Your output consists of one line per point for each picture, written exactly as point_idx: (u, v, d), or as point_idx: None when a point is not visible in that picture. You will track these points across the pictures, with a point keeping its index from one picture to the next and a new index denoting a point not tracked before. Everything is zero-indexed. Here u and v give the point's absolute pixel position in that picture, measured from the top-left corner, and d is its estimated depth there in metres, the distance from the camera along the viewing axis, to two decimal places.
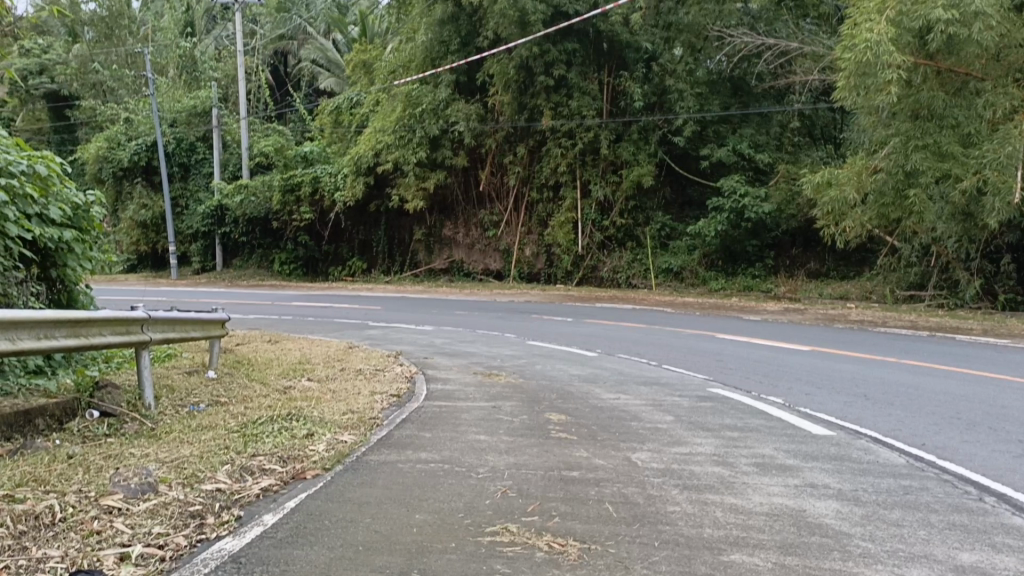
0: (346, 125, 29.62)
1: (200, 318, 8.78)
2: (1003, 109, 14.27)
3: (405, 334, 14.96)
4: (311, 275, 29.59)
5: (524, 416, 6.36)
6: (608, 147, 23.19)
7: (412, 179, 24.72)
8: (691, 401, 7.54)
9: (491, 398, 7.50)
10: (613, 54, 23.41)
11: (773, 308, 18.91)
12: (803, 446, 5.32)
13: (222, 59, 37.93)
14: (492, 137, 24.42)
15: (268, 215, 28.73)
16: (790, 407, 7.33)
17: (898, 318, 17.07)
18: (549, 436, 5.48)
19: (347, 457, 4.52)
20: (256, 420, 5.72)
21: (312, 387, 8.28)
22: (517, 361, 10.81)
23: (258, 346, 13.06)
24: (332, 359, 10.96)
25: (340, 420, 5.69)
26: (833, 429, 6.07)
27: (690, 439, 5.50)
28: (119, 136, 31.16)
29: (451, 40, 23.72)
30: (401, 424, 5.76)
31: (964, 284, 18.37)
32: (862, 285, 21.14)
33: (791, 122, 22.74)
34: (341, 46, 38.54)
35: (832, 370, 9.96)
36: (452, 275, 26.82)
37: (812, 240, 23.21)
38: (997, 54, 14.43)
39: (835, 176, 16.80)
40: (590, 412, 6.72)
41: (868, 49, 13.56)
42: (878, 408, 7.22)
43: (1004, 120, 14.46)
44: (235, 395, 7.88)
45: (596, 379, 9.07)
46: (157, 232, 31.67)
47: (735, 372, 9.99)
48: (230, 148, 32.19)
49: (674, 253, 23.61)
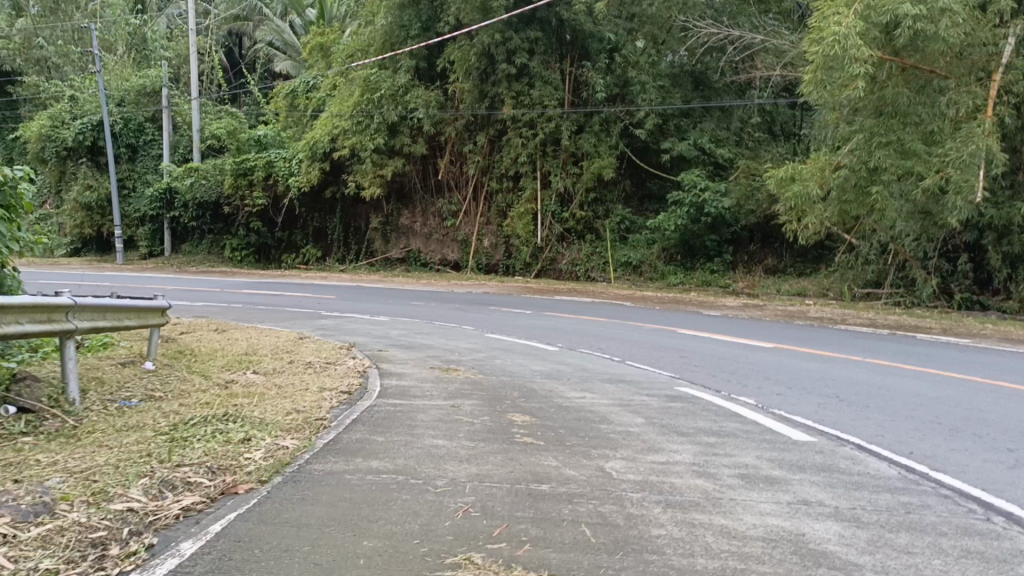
0: (301, 109, 28.69)
1: (135, 305, 8.09)
2: (966, 108, 14.17)
3: (360, 325, 14.34)
4: (263, 262, 28.59)
5: (485, 417, 5.87)
6: (569, 138, 22.70)
7: (369, 166, 24.01)
8: (660, 401, 7.15)
9: (449, 396, 7.00)
10: (576, 44, 22.95)
11: (733, 304, 18.74)
12: (787, 454, 4.96)
13: (174, 37, 36.52)
14: (452, 125, 23.84)
15: (219, 200, 27.70)
16: (763, 408, 7.01)
17: (858, 316, 17.00)
18: (514, 441, 5.01)
19: (287, 466, 3.98)
20: (188, 421, 5.11)
21: (257, 382, 7.67)
22: (476, 355, 10.32)
23: (202, 335, 12.33)
24: (280, 351, 10.32)
25: (285, 422, 5.12)
26: (814, 435, 5.74)
27: (665, 445, 5.09)
28: (63, 115, 29.73)
29: (411, 24, 23.08)
30: (350, 427, 5.21)
31: (920, 283, 18.40)
32: (819, 282, 21.07)
33: (752, 117, 22.63)
34: (297, 28, 37.30)
35: (802, 369, 9.69)
36: (408, 264, 26.14)
37: (770, 236, 23.06)
38: (961, 52, 14.29)
39: (799, 171, 16.53)
40: (555, 413, 6.26)
41: (836, 42, 13.34)
42: (853, 411, 6.93)
43: (967, 118, 14.35)
44: (172, 389, 7.23)
45: (559, 376, 8.63)
46: (102, 215, 30.24)
47: (700, 369, 9.65)
48: (181, 130, 30.96)
49: (633, 246, 23.28)
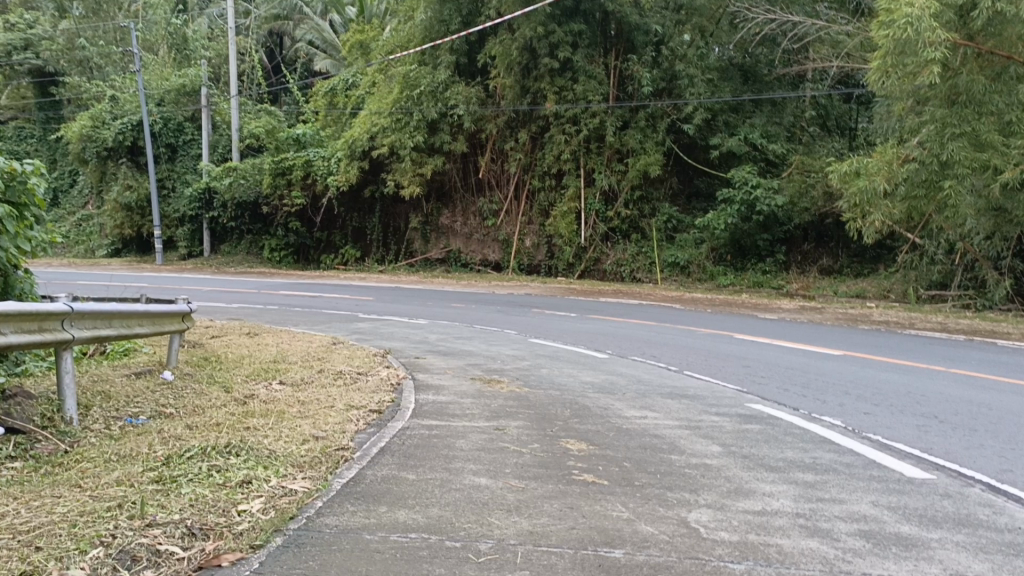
0: (340, 107, 28.20)
1: (150, 311, 7.41)
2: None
3: (397, 329, 13.59)
4: (302, 262, 28.13)
5: (535, 446, 5.02)
6: (613, 134, 21.72)
7: (407, 164, 23.33)
8: (734, 423, 6.21)
9: (493, 415, 6.17)
10: (621, 37, 21.99)
11: (789, 307, 17.57)
12: (907, 500, 4.03)
13: (215, 37, 36.32)
14: (493, 121, 23.05)
15: (258, 199, 27.34)
16: (855, 432, 6.02)
17: (927, 320, 15.73)
18: (571, 480, 4.15)
19: (292, 521, 3.20)
20: (186, 451, 4.32)
21: (279, 397, 6.91)
22: (519, 364, 9.47)
23: (231, 340, 11.68)
24: (310, 359, 9.58)
25: (300, 455, 4.31)
26: (931, 471, 4.76)
27: (757, 486, 4.20)
28: (104, 115, 29.60)
29: (451, 20, 22.49)
30: (378, 459, 4.41)
31: (992, 284, 17.03)
32: (880, 283, 19.79)
33: (806, 109, 21.63)
34: (337, 27, 36.95)
35: (885, 383, 8.64)
36: (448, 265, 25.39)
37: (826, 234, 21.80)
38: None
39: (865, 165, 15.04)
40: (617, 439, 5.37)
41: (909, 25, 12.12)
42: (962, 437, 5.90)
43: None
44: (186, 405, 6.53)
45: (613, 390, 7.72)
46: (142, 216, 30.00)
47: (770, 382, 8.65)
48: (220, 130, 30.68)
49: (680, 246, 22.16)
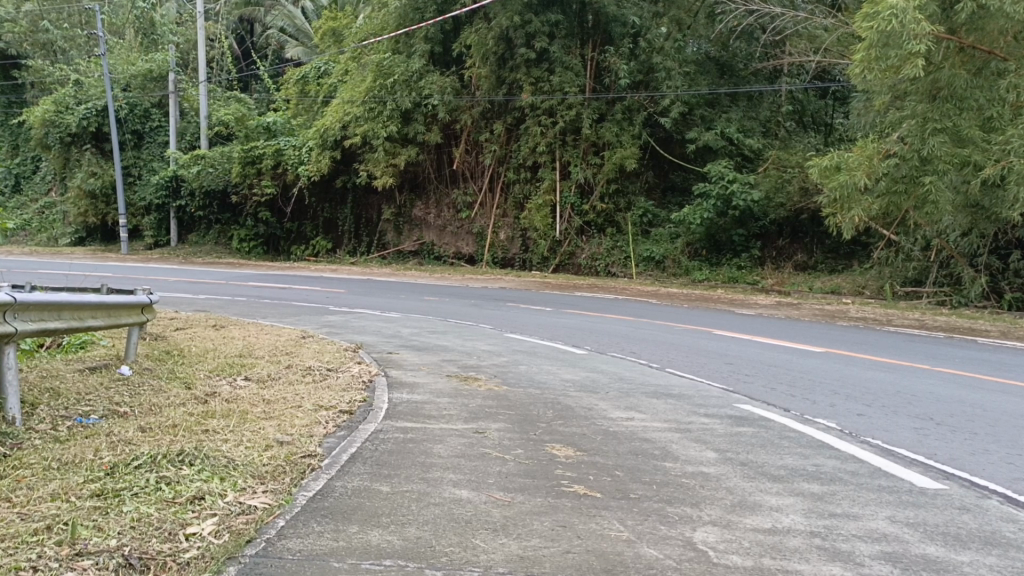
0: (312, 95, 27.58)
1: (104, 303, 6.91)
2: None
3: (369, 322, 13.14)
4: (272, 253, 27.47)
5: (519, 451, 4.63)
6: (589, 127, 21.28)
7: (381, 154, 22.80)
8: (726, 426, 5.87)
9: (471, 416, 5.79)
10: (599, 29, 21.59)
11: (765, 303, 17.38)
12: (924, 514, 3.73)
13: (184, 22, 35.34)
14: (468, 112, 22.60)
15: (227, 188, 26.63)
16: (852, 436, 5.74)
17: (904, 317, 15.63)
18: (561, 492, 3.80)
19: (249, 547, 2.83)
20: (133, 458, 3.88)
21: (243, 395, 6.45)
22: (496, 359, 9.09)
23: (196, 332, 11.17)
24: (278, 353, 9.11)
25: (260, 464, 3.89)
26: (940, 480, 4.47)
27: (761, 499, 3.86)
28: (68, 100, 28.57)
29: (426, 8, 21.97)
30: (349, 468, 4.00)
31: (968, 281, 16.91)
32: (854, 279, 19.67)
33: (783, 104, 21.38)
34: (309, 13, 36.23)
35: (873, 382, 8.38)
36: (421, 258, 24.90)
37: (801, 230, 21.65)
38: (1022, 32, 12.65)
39: (844, 159, 14.58)
40: (606, 444, 5.02)
41: (893, 17, 11.93)
42: (964, 441, 5.64)
43: None
44: (141, 404, 6.05)
45: (594, 389, 7.37)
46: (107, 203, 29.10)
47: (755, 380, 8.37)
48: (188, 117, 29.84)
49: (656, 240, 21.89)
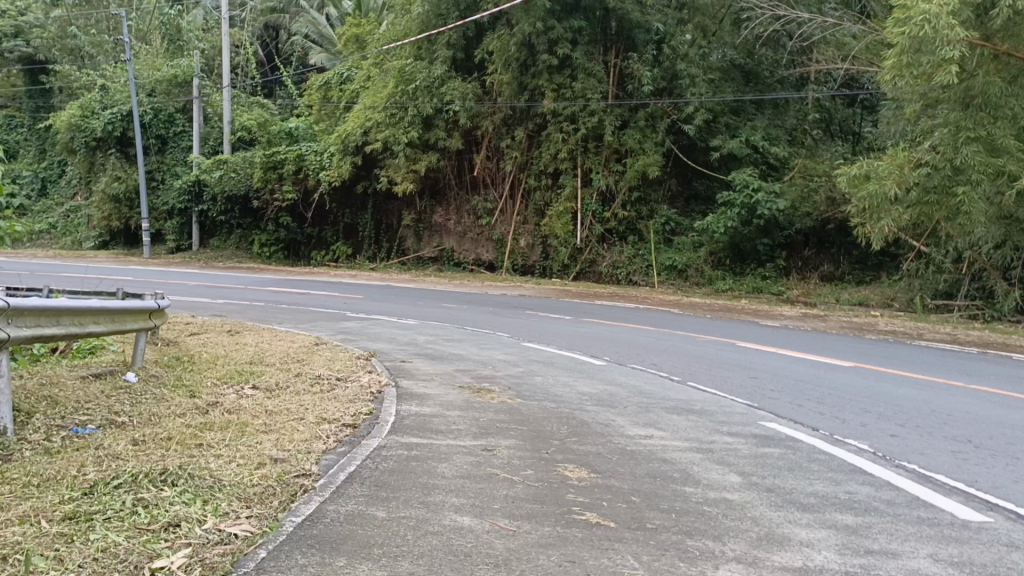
0: (335, 101, 27.55)
1: (107, 308, 6.71)
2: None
3: (386, 329, 12.91)
4: (292, 258, 27.42)
5: (528, 473, 4.34)
6: (612, 134, 21.02)
7: (401, 160, 22.64)
8: (750, 446, 5.55)
9: (481, 431, 5.51)
10: (622, 35, 21.28)
11: (790, 314, 16.93)
12: (970, 552, 3.39)
13: (210, 28, 35.53)
14: (489, 118, 22.37)
15: (248, 193, 26.65)
16: (886, 459, 5.38)
17: (934, 330, 15.12)
18: (571, 520, 3.51)
19: None
20: (115, 476, 3.67)
21: (245, 406, 6.22)
22: (512, 370, 8.81)
23: (208, 338, 11.00)
24: (289, 360, 8.91)
25: (249, 484, 3.68)
26: (984, 511, 4.12)
27: (789, 532, 3.55)
28: (93, 104, 28.81)
29: (449, 13, 21.82)
30: (346, 491, 3.74)
31: (1001, 295, 16.32)
32: (882, 291, 19.13)
33: (809, 112, 21.11)
34: (333, 21, 36.26)
35: (905, 400, 7.98)
36: (441, 264, 24.67)
37: (827, 240, 21.14)
38: None
39: (874, 168, 14.11)
40: (622, 466, 4.72)
41: (926, 22, 11.44)
42: (1007, 467, 5.26)
43: None
44: (140, 413, 5.83)
45: (612, 403, 7.06)
46: (130, 207, 29.18)
47: (780, 396, 8.00)
48: (211, 122, 29.90)
49: (678, 249, 21.49)
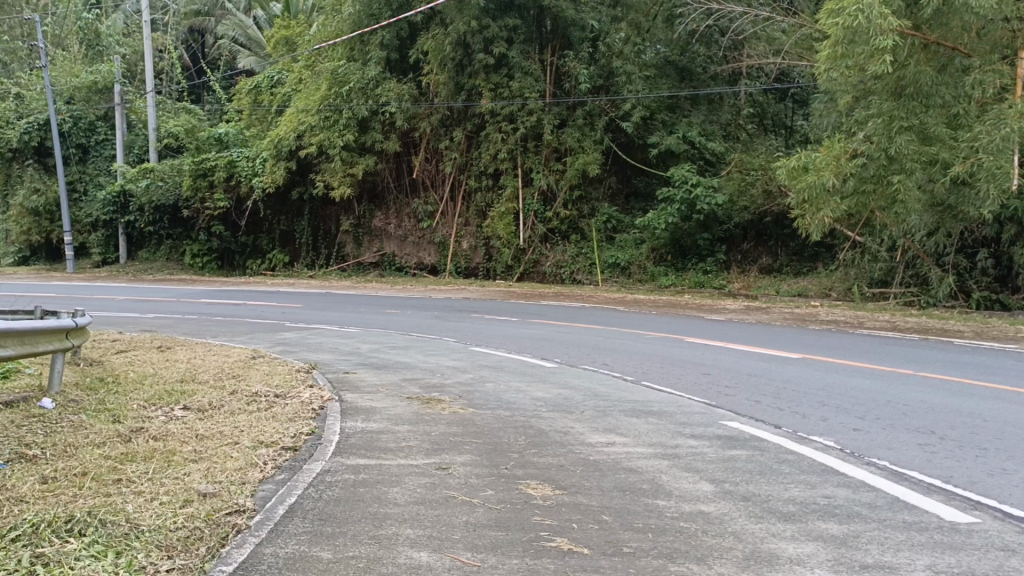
0: (266, 105, 26.66)
1: (14, 329, 6.04)
2: (993, 88, 12.14)
3: (327, 338, 12.38)
4: (226, 268, 26.48)
5: (488, 494, 3.98)
6: (551, 133, 20.78)
7: (337, 164, 22.06)
8: (717, 450, 5.28)
9: (435, 448, 5.12)
10: (557, 33, 20.92)
11: (734, 307, 16.96)
12: (968, 561, 3.17)
13: (131, 33, 34.09)
14: (426, 120, 21.86)
15: (177, 202, 25.62)
16: (856, 456, 5.18)
17: (874, 318, 15.30)
18: (541, 549, 3.17)
19: None
20: (12, 524, 3.21)
21: (174, 431, 5.67)
22: (462, 378, 8.41)
23: (137, 355, 10.31)
24: (224, 377, 8.33)
25: (172, 528, 3.27)
26: (969, 510, 3.93)
27: (776, 547, 3.27)
28: (8, 114, 27.22)
29: (381, 14, 21.26)
30: (288, 531, 3.32)
31: (936, 281, 16.63)
32: (820, 281, 19.33)
33: (743, 107, 21.07)
34: (261, 23, 35.20)
35: (860, 392, 7.85)
36: (382, 269, 24.15)
37: (765, 233, 21.30)
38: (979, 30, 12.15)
39: (812, 159, 14.06)
40: (589, 479, 4.39)
41: (860, 12, 11.32)
42: (976, 459, 5.14)
43: (993, 100, 12.39)
44: (54, 444, 5.25)
45: (569, 408, 6.73)
46: (52, 220, 27.79)
47: (738, 393, 7.79)
48: (136, 129, 28.55)
49: (620, 246, 21.42)
